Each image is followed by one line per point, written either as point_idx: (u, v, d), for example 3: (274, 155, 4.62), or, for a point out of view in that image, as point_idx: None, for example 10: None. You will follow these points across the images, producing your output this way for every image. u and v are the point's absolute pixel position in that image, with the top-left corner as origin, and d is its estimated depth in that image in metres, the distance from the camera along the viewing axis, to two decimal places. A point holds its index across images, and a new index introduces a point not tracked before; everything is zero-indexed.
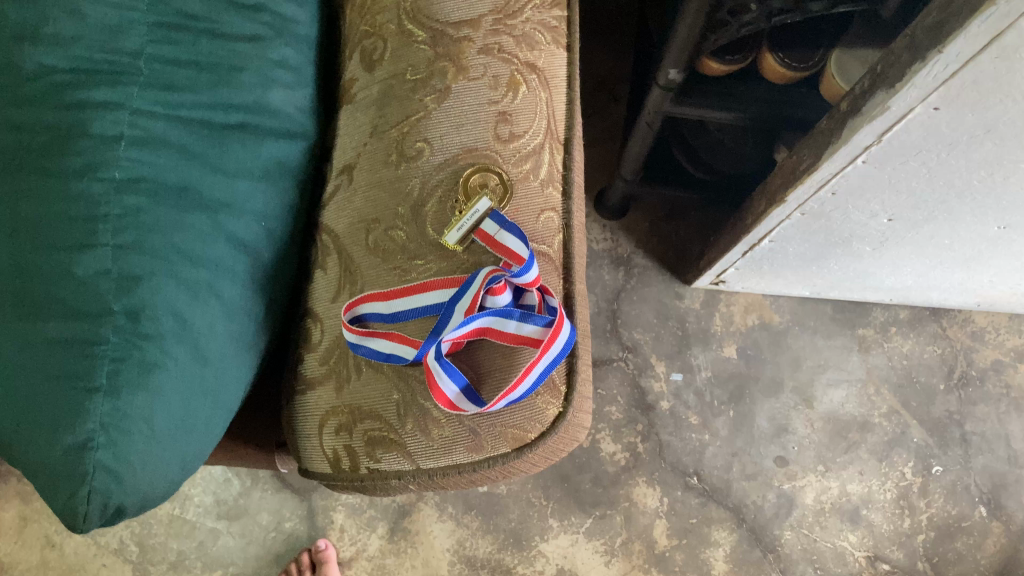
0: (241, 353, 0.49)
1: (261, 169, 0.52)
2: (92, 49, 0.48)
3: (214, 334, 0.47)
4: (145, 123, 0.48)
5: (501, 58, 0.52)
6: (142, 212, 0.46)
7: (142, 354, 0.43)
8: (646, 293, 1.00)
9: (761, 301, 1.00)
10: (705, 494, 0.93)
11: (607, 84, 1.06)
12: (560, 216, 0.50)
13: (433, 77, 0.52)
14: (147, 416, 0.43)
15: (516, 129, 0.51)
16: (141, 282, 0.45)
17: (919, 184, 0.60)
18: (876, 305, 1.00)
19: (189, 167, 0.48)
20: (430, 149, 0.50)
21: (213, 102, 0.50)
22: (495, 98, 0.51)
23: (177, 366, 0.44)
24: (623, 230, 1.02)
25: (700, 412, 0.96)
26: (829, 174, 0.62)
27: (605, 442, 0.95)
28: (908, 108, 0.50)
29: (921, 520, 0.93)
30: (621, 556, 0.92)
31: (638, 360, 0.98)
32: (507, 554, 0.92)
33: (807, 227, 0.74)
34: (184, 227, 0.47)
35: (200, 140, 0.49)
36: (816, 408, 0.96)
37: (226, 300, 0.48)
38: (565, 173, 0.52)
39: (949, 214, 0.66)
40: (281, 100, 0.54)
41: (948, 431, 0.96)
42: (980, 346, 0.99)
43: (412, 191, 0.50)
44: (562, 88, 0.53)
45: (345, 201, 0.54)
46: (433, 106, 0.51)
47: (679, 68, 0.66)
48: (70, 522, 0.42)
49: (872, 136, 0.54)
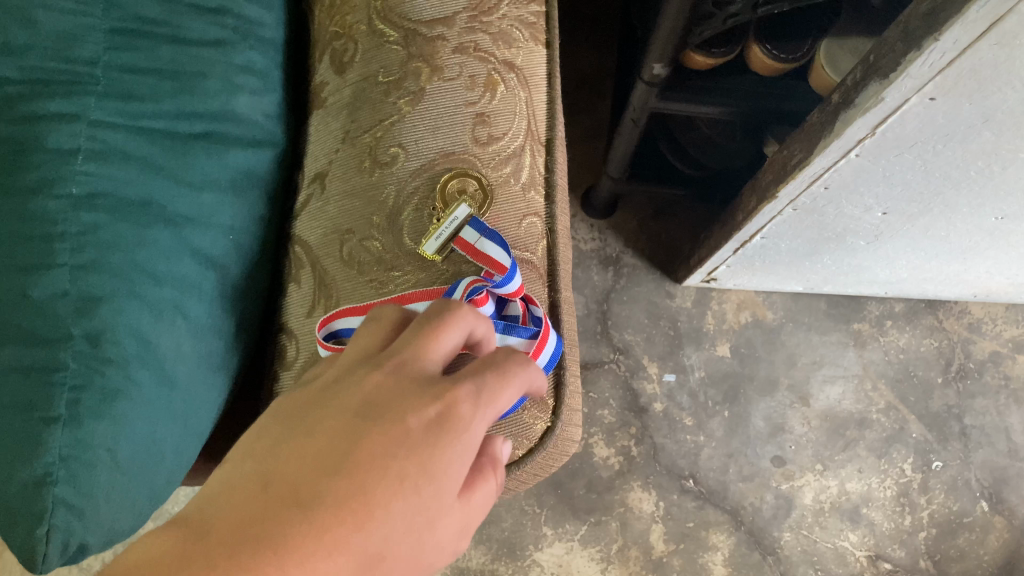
0: (212, 374, 0.47)
1: (227, 180, 0.49)
2: (46, 58, 0.46)
3: (182, 355, 0.45)
4: (103, 135, 0.45)
5: (477, 57, 0.50)
6: (101, 229, 0.43)
7: (104, 380, 0.41)
8: (636, 294, 0.98)
9: (753, 298, 0.98)
10: (702, 497, 0.91)
11: (591, 80, 1.04)
12: (543, 220, 0.49)
13: (407, 78, 0.49)
14: (111, 446, 0.40)
15: (494, 131, 0.48)
16: (101, 303, 0.42)
17: (915, 176, 0.58)
18: (872, 298, 0.98)
19: (152, 180, 0.46)
20: (404, 154, 0.48)
21: (175, 111, 0.48)
22: (472, 100, 0.49)
23: (142, 392, 0.42)
24: (611, 229, 1.00)
25: (695, 413, 0.94)
26: (821, 169, 0.59)
27: (599, 447, 0.93)
28: (902, 100, 0.47)
29: (922, 517, 0.91)
30: (617, 563, 0.89)
31: (629, 361, 0.96)
32: (501, 565, 0.89)
33: (799, 223, 0.71)
34: (147, 244, 0.44)
35: (162, 152, 0.47)
36: (813, 405, 0.95)
37: (194, 319, 0.46)
38: (547, 176, 0.50)
39: (946, 206, 0.64)
40: (247, 107, 0.51)
41: (946, 426, 0.94)
42: (978, 338, 0.98)
43: (387, 199, 0.47)
44: (543, 87, 0.51)
45: (318, 211, 0.50)
46: (407, 108, 0.49)
47: (664, 62, 0.64)
48: (30, 562, 0.40)
49: (866, 129, 0.52)
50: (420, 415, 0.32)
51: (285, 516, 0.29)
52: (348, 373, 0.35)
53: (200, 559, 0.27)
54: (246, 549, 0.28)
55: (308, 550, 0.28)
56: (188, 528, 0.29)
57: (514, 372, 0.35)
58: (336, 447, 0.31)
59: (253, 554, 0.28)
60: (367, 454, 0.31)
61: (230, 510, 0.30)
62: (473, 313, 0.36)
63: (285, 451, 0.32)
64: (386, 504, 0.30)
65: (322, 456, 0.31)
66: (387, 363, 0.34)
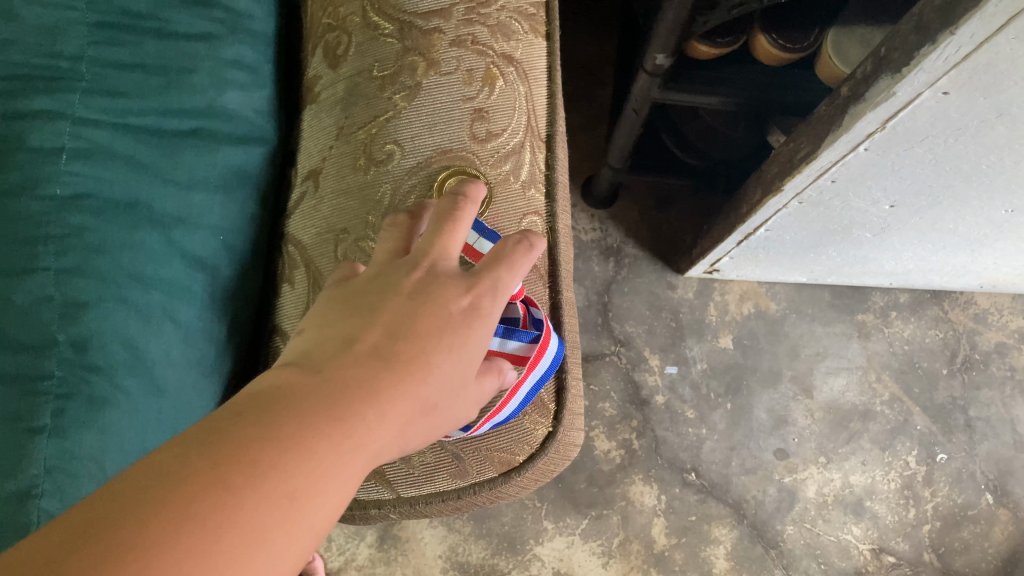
0: (203, 380, 0.45)
1: (218, 179, 0.47)
2: (28, 53, 0.44)
3: (172, 361, 0.43)
4: (89, 133, 0.44)
5: (475, 50, 0.48)
6: (86, 232, 0.42)
7: (90, 389, 0.40)
8: (637, 285, 0.97)
9: (756, 289, 0.97)
10: (704, 490, 0.90)
11: (590, 67, 1.02)
12: (544, 219, 0.47)
13: (402, 72, 0.48)
14: (98, 456, 0.39)
15: (493, 127, 0.47)
16: (86, 309, 0.41)
17: (924, 170, 0.57)
18: (876, 289, 0.97)
19: (139, 179, 0.44)
20: (401, 151, 0.46)
21: (164, 108, 0.46)
22: (470, 95, 0.47)
23: (130, 401, 0.41)
24: (612, 219, 0.99)
25: (696, 405, 0.93)
26: (828, 163, 0.58)
27: (600, 440, 0.92)
28: (915, 94, 0.46)
29: (926, 509, 0.90)
30: (618, 557, 0.88)
31: (630, 353, 0.94)
32: (501, 559, 0.88)
33: (804, 216, 0.70)
34: (134, 246, 0.43)
35: (150, 150, 0.45)
36: (816, 397, 0.93)
37: (184, 324, 0.44)
38: (548, 173, 0.48)
39: (955, 199, 0.62)
40: (237, 103, 0.50)
41: (951, 418, 0.93)
42: (983, 329, 0.97)
43: (382, 198, 0.46)
44: (542, 80, 0.50)
45: (312, 209, 0.49)
46: (403, 104, 0.47)
47: (667, 53, 0.62)
48: None
49: (875, 123, 0.51)
50: (460, 300, 0.35)
51: (370, 368, 0.32)
52: (389, 268, 0.37)
53: (311, 396, 0.30)
54: (343, 390, 0.31)
55: (392, 396, 0.31)
56: (285, 376, 0.31)
57: (521, 254, 0.38)
58: (398, 317, 0.34)
59: (349, 400, 0.30)
60: (426, 325, 0.34)
61: (317, 362, 0.32)
62: (475, 202, 0.39)
63: (348, 323, 0.34)
64: (441, 367, 0.34)
65: (387, 325, 0.34)
66: (423, 262, 0.36)
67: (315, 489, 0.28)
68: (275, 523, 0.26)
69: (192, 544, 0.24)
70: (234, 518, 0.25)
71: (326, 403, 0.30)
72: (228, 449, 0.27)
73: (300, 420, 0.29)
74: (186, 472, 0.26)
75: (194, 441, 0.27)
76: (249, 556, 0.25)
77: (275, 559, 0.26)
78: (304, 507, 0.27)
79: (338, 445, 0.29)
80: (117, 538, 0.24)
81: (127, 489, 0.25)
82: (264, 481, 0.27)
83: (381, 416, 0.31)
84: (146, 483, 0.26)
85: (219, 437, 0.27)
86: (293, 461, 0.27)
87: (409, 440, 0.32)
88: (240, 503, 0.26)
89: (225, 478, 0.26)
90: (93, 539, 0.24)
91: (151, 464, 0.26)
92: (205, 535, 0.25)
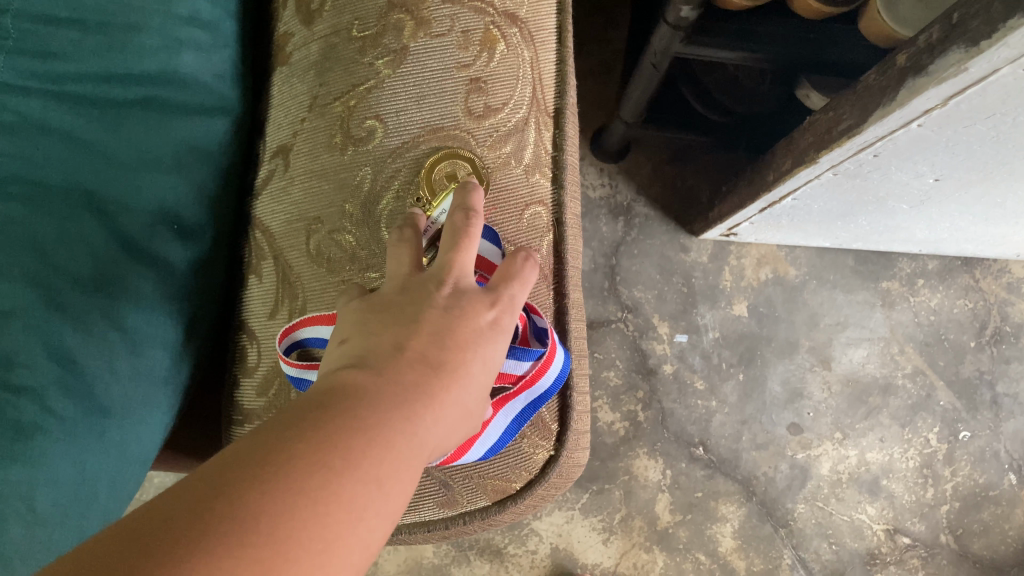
0: (155, 392, 0.39)
1: (173, 156, 0.40)
2: None
3: (116, 375, 0.37)
4: (17, 103, 0.38)
5: (472, 7, 0.41)
6: (10, 224, 0.36)
7: (16, 414, 0.34)
8: (648, 247, 0.90)
9: (775, 253, 0.90)
10: (711, 466, 0.85)
11: (603, 6, 0.94)
12: (550, 210, 0.41)
13: (386, 33, 0.41)
14: (26, 493, 0.33)
15: (492, 101, 0.40)
16: (9, 318, 0.35)
17: (982, 147, 0.50)
18: (903, 255, 0.90)
19: (76, 157, 0.38)
20: (383, 128, 0.40)
21: (106, 72, 0.40)
22: (466, 62, 0.40)
23: (64, 427, 0.35)
24: (623, 174, 0.92)
25: (707, 376, 0.87)
26: (875, 137, 0.51)
27: (603, 412, 0.87)
28: (991, 70, 0.39)
29: (944, 490, 0.85)
30: (620, 534, 0.84)
31: (638, 321, 0.88)
32: (497, 534, 0.84)
33: (838, 187, 0.63)
34: (69, 238, 0.37)
35: (89, 124, 0.39)
36: (834, 369, 0.88)
37: (130, 331, 0.38)
38: (555, 154, 0.42)
39: (1010, 175, 0.55)
40: (196, 67, 0.42)
41: (977, 394, 0.88)
42: (1015, 299, 0.90)
43: (361, 184, 0.40)
44: (551, 43, 0.43)
45: (281, 192, 0.42)
46: (387, 71, 0.40)
47: (693, 4, 0.54)
48: None
49: (937, 100, 0.43)
50: (487, 313, 0.33)
51: (434, 361, 0.30)
52: (408, 284, 0.33)
53: (385, 389, 0.28)
54: (411, 383, 0.29)
55: (449, 398, 0.30)
56: (345, 371, 0.29)
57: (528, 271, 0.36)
58: (437, 325, 0.31)
59: (417, 390, 0.29)
60: (465, 336, 0.31)
61: (373, 361, 0.29)
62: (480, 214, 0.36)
63: (394, 316, 0.32)
64: (490, 360, 0.32)
65: (431, 331, 0.31)
66: (447, 279, 0.33)
67: (398, 477, 0.26)
68: (369, 506, 0.25)
69: (306, 519, 0.23)
70: (336, 498, 0.24)
71: (400, 395, 0.28)
72: (318, 436, 0.25)
73: (376, 410, 0.27)
74: (289, 457, 0.24)
75: (278, 432, 0.26)
76: (349, 536, 0.24)
77: (367, 541, 0.25)
78: (388, 495, 0.26)
79: (411, 439, 0.27)
80: (234, 512, 0.22)
81: (224, 470, 0.24)
82: (355, 464, 0.25)
83: (445, 410, 0.29)
84: (244, 466, 0.24)
85: (300, 426, 0.26)
86: (379, 448, 0.26)
87: (460, 437, 0.31)
88: (340, 487, 0.24)
89: (324, 461, 0.25)
90: (211, 515, 0.22)
91: (245, 451, 0.25)
92: (314, 517, 0.23)
